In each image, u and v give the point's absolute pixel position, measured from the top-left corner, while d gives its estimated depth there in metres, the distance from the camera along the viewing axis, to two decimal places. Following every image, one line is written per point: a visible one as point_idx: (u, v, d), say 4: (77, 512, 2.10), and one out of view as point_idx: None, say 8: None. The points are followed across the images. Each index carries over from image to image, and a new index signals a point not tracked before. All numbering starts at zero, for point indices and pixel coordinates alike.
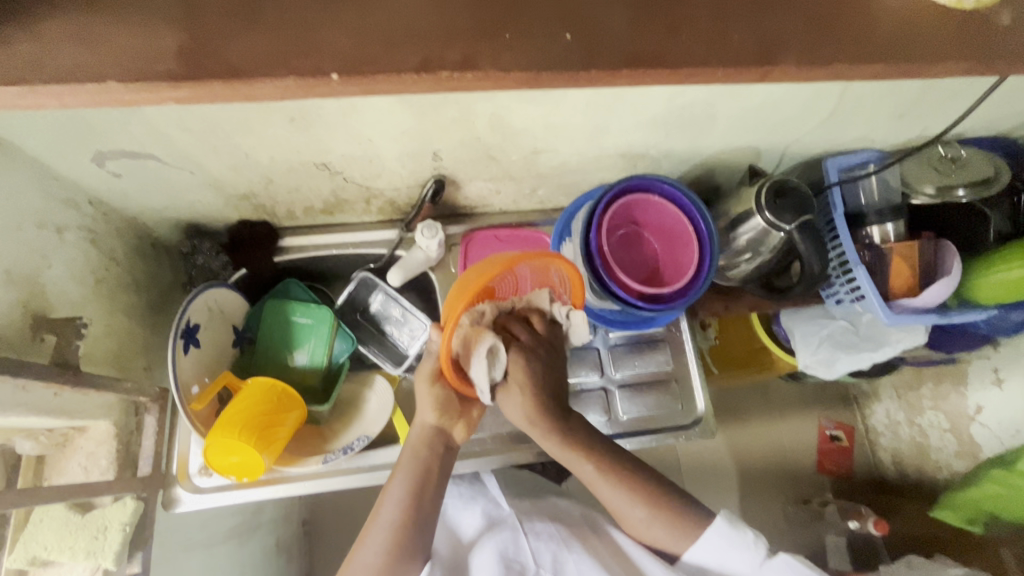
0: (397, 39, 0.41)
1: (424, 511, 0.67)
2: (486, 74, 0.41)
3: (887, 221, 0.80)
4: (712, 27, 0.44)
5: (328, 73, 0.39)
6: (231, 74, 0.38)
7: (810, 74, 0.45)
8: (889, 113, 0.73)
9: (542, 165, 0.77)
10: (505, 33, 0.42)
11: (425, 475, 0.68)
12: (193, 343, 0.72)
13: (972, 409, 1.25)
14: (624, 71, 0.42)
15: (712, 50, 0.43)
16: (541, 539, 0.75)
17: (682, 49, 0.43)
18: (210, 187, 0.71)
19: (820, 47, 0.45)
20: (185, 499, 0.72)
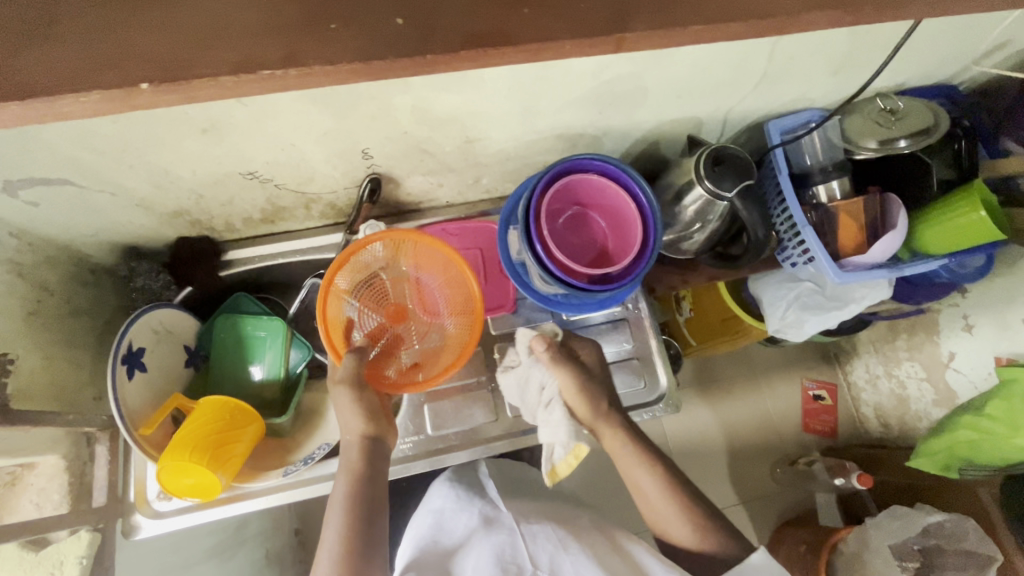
0: (237, 44, 0.39)
1: (368, 519, 0.65)
2: (316, 69, 0.39)
3: (832, 179, 0.79)
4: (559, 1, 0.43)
5: (137, 82, 0.37)
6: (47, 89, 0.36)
7: (665, 41, 0.43)
8: (823, 69, 0.72)
9: (480, 154, 0.76)
10: (348, 23, 0.40)
11: (366, 488, 0.67)
12: (139, 368, 0.71)
13: (946, 356, 1.26)
14: (462, 53, 0.41)
15: (560, 22, 0.42)
16: (538, 540, 0.71)
17: (523, 24, 0.42)
18: (137, 206, 0.69)
19: (672, 10, 0.43)
20: (144, 525, 0.69)
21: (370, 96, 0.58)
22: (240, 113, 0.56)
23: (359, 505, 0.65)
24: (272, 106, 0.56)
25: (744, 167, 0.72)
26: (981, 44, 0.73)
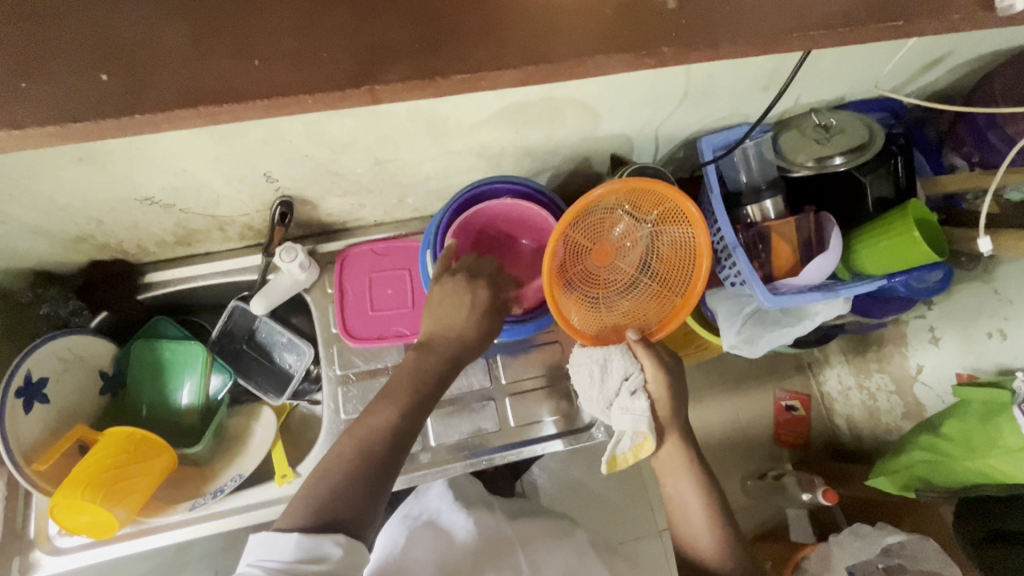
0: (7, 98, 0.37)
1: (374, 481, 0.54)
2: (14, 133, 0.36)
3: (764, 198, 0.76)
4: (353, 42, 0.40)
5: None
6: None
7: (420, 94, 0.40)
8: (750, 86, 0.69)
9: (397, 174, 0.73)
10: (129, 76, 0.38)
11: (409, 428, 0.59)
12: (40, 400, 0.69)
13: (914, 369, 1.23)
14: (179, 111, 0.37)
15: (295, 71, 0.39)
16: (537, 550, 0.70)
17: (260, 74, 0.38)
18: (35, 233, 0.67)
19: (427, 58, 0.40)
20: (44, 562, 0.67)
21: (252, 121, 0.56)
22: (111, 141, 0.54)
23: (386, 453, 0.57)
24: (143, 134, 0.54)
25: None
26: (906, 60, 0.69)
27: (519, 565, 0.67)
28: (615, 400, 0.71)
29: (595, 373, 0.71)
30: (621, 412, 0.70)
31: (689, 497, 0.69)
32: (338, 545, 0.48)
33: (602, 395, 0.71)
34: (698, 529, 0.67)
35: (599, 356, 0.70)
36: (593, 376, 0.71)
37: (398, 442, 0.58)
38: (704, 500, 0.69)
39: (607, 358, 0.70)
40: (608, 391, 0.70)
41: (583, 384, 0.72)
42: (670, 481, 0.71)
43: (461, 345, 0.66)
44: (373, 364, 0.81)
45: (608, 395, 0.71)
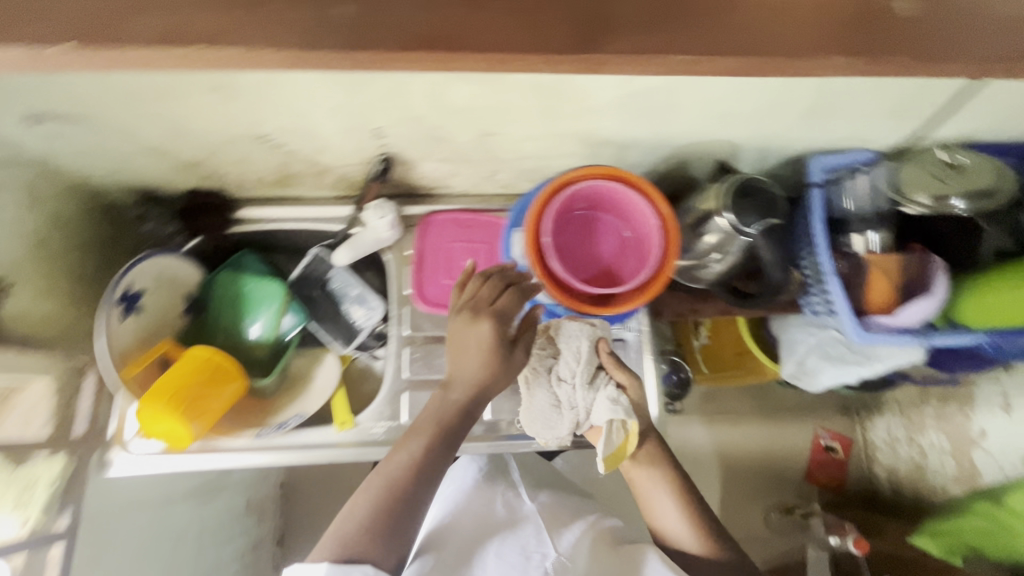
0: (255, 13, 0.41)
1: (419, 497, 0.58)
2: (235, 47, 0.41)
3: (869, 229, 0.73)
4: (502, 42, 0.43)
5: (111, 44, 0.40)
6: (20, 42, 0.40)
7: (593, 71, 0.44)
8: (881, 110, 0.65)
9: (498, 147, 0.73)
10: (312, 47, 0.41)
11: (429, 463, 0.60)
12: (134, 310, 0.73)
13: (976, 433, 1.16)
14: (354, 54, 0.42)
15: (489, 34, 0.43)
16: (565, 538, 0.72)
17: (469, 30, 0.43)
18: (153, 153, 0.70)
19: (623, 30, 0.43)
20: (118, 461, 0.72)
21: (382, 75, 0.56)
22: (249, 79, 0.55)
23: (430, 466, 0.60)
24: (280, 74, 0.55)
25: (771, 202, 0.67)
26: None
27: (546, 553, 0.69)
28: (597, 389, 0.65)
29: (580, 351, 0.65)
30: (601, 403, 0.64)
31: (668, 506, 0.71)
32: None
33: (580, 376, 0.65)
34: (677, 528, 0.70)
35: (573, 350, 0.66)
36: (577, 351, 0.66)
37: (416, 473, 0.59)
38: (677, 499, 0.71)
39: (596, 340, 0.67)
40: (597, 387, 0.65)
41: (556, 365, 0.67)
42: (643, 483, 0.72)
43: (478, 389, 0.62)
44: (438, 330, 0.82)
45: (588, 379, 0.65)
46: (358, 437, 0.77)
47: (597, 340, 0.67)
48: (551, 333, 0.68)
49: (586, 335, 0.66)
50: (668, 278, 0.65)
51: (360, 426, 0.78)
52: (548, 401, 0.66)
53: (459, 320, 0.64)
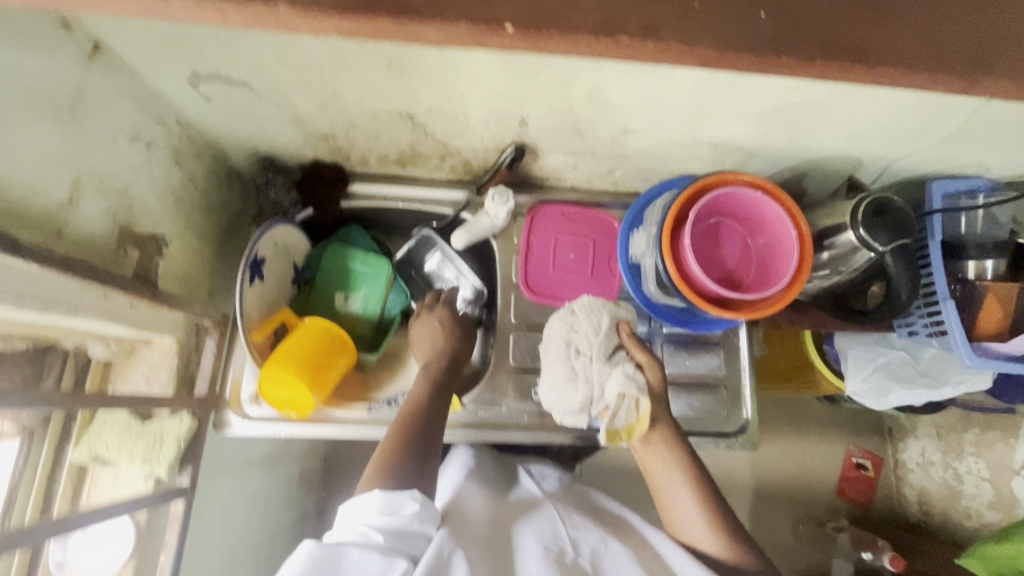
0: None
1: (426, 445, 0.64)
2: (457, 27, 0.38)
3: (987, 257, 0.74)
4: (762, 32, 0.41)
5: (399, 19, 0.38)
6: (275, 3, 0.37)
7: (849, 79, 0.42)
8: (1015, 141, 0.67)
9: (628, 146, 0.74)
10: (550, 32, 0.39)
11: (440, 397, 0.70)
12: (259, 277, 0.73)
13: (1018, 462, 1.06)
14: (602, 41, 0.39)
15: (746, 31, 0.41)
16: (581, 530, 0.63)
17: (712, 25, 0.40)
18: (294, 123, 0.70)
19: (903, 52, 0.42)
20: (234, 423, 0.73)
21: (557, 65, 0.57)
22: (431, 58, 0.56)
23: (424, 418, 0.66)
24: (464, 55, 0.56)
25: (904, 224, 0.68)
26: None
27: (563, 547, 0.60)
28: (611, 364, 0.68)
29: (600, 326, 0.70)
30: (613, 377, 0.66)
31: (681, 491, 0.65)
32: (416, 502, 0.57)
33: (598, 349, 0.69)
34: (694, 524, 0.64)
35: (585, 327, 0.71)
36: (597, 326, 0.70)
37: (428, 412, 0.67)
38: (695, 492, 0.64)
39: (614, 317, 0.72)
40: (612, 362, 0.68)
41: (574, 338, 0.71)
42: (657, 470, 0.66)
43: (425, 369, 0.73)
44: (542, 322, 0.83)
45: (605, 353, 0.68)
46: (466, 418, 0.80)
47: (619, 324, 0.72)
48: (574, 310, 0.73)
49: (608, 314, 0.71)
50: (802, 286, 0.66)
51: (467, 407, 0.80)
52: (564, 373, 0.70)
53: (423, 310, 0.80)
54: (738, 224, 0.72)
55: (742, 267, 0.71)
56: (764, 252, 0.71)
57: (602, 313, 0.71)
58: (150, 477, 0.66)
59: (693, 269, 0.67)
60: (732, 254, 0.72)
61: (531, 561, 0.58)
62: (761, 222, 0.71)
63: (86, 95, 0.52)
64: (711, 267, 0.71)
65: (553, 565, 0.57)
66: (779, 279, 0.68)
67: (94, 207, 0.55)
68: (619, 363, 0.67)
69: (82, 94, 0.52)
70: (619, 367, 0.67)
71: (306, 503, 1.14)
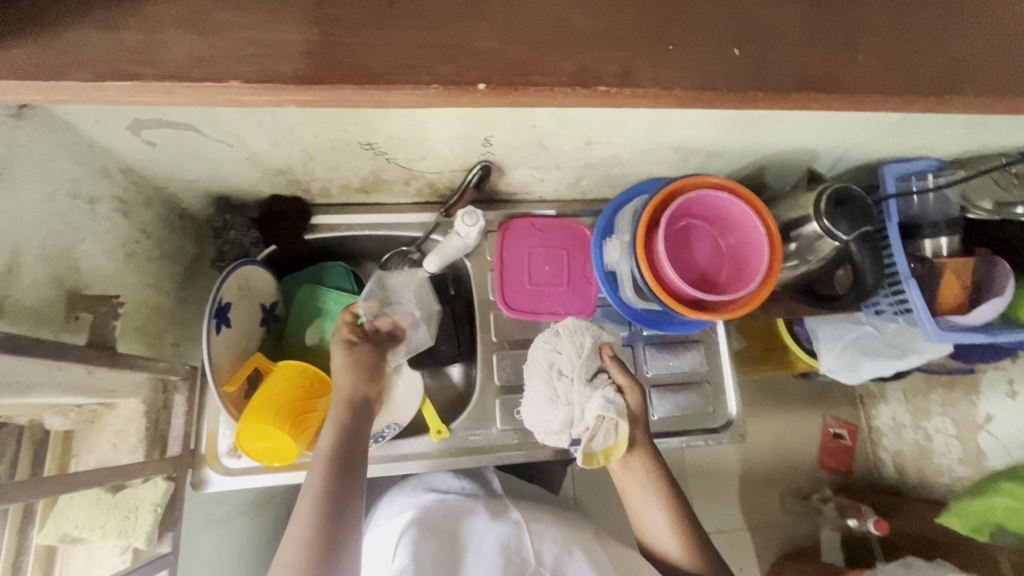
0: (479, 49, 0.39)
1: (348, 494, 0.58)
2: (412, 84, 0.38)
3: (940, 235, 0.77)
4: (713, 60, 0.41)
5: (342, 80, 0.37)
6: (227, 82, 0.37)
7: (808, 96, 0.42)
8: (959, 123, 0.70)
9: (593, 155, 0.74)
10: (519, 86, 0.39)
11: (345, 456, 0.61)
12: (226, 323, 0.70)
13: (982, 418, 1.13)
14: (569, 89, 0.39)
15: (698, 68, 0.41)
16: (545, 537, 0.65)
17: (667, 62, 0.41)
18: (248, 161, 0.67)
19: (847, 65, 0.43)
20: (214, 479, 0.70)
21: None
22: None
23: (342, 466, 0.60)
24: None
25: (864, 211, 0.70)
26: None
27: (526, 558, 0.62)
28: (592, 386, 0.66)
29: (582, 348, 0.69)
30: (592, 401, 0.64)
31: (651, 509, 0.67)
32: None
33: (579, 371, 0.67)
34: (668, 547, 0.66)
35: (569, 349, 0.69)
36: (580, 347, 0.69)
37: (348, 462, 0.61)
38: (670, 517, 0.67)
39: (597, 338, 0.71)
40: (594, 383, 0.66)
41: (557, 360, 0.69)
42: (634, 493, 0.68)
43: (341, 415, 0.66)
44: (523, 337, 0.83)
45: (587, 374, 0.67)
46: (455, 444, 0.79)
47: (603, 347, 0.70)
48: (559, 331, 0.72)
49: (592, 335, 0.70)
50: (776, 282, 0.67)
51: (456, 433, 0.79)
52: (546, 394, 0.68)
53: (336, 354, 0.71)
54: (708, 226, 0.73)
55: (715, 267, 0.72)
56: (735, 251, 0.72)
57: (587, 333, 0.70)
58: (127, 550, 0.62)
59: (669, 275, 0.68)
60: (704, 255, 0.73)
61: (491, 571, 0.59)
62: (728, 223, 0.72)
63: (16, 157, 0.48)
64: (685, 270, 0.72)
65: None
66: (753, 277, 0.69)
67: (36, 275, 0.51)
68: (602, 386, 0.66)
69: (12, 155, 0.48)
70: (601, 390, 0.65)
71: None
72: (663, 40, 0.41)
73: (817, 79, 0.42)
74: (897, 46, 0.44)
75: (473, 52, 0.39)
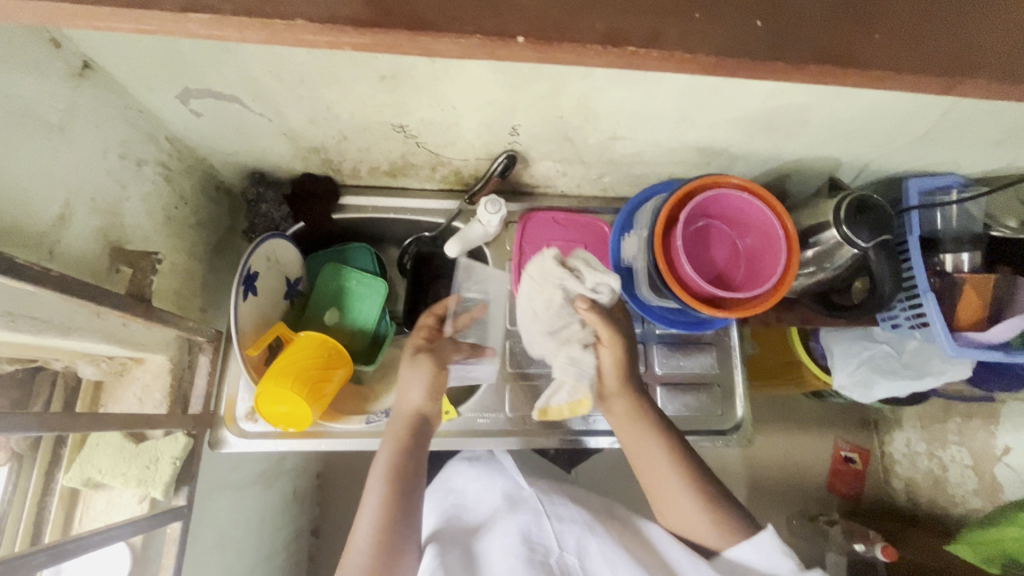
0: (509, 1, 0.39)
1: (407, 506, 0.65)
2: (446, 30, 0.37)
3: (963, 250, 0.77)
4: (755, 36, 0.40)
5: (384, 26, 0.37)
6: (296, 19, 0.36)
7: (841, 80, 0.41)
8: (986, 138, 0.70)
9: (616, 152, 0.75)
10: (559, 43, 0.38)
11: (406, 472, 0.66)
12: (252, 291, 0.73)
13: (999, 449, 1.07)
14: (600, 47, 0.39)
15: (726, 37, 0.40)
16: (564, 523, 0.70)
17: (695, 28, 0.40)
18: (285, 137, 0.70)
19: (885, 48, 0.42)
20: (231, 441, 0.73)
21: (549, 75, 0.58)
22: (424, 67, 0.57)
23: (402, 482, 0.66)
24: (457, 65, 0.56)
25: (885, 220, 0.70)
26: None
27: (547, 543, 0.67)
28: (565, 342, 0.70)
29: (551, 302, 0.70)
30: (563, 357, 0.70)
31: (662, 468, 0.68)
32: None
33: (546, 324, 0.71)
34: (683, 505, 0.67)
35: (542, 303, 0.71)
36: (549, 301, 0.70)
37: (413, 471, 0.67)
38: (676, 467, 0.67)
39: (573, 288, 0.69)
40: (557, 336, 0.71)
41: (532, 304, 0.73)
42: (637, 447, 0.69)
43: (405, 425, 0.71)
44: None
45: (553, 328, 0.71)
46: (461, 426, 0.80)
47: (578, 300, 0.69)
48: (534, 273, 0.72)
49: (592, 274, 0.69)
50: (789, 287, 0.68)
51: (463, 416, 0.80)
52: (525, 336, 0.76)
53: (408, 368, 0.75)
54: (726, 227, 0.74)
55: (730, 268, 0.73)
56: (753, 253, 0.73)
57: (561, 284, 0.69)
58: (145, 499, 0.65)
59: (683, 269, 0.68)
60: (720, 255, 0.74)
61: (516, 562, 0.64)
62: (747, 225, 0.73)
63: (75, 114, 0.52)
64: (701, 268, 0.73)
65: (538, 567, 0.64)
66: (768, 278, 0.70)
67: (85, 226, 0.54)
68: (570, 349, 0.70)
69: (72, 111, 0.52)
70: (565, 351, 0.70)
71: (302, 521, 1.12)
72: (689, 7, 0.40)
73: (839, 56, 0.41)
74: (969, 31, 0.42)
75: (514, 10, 0.38)
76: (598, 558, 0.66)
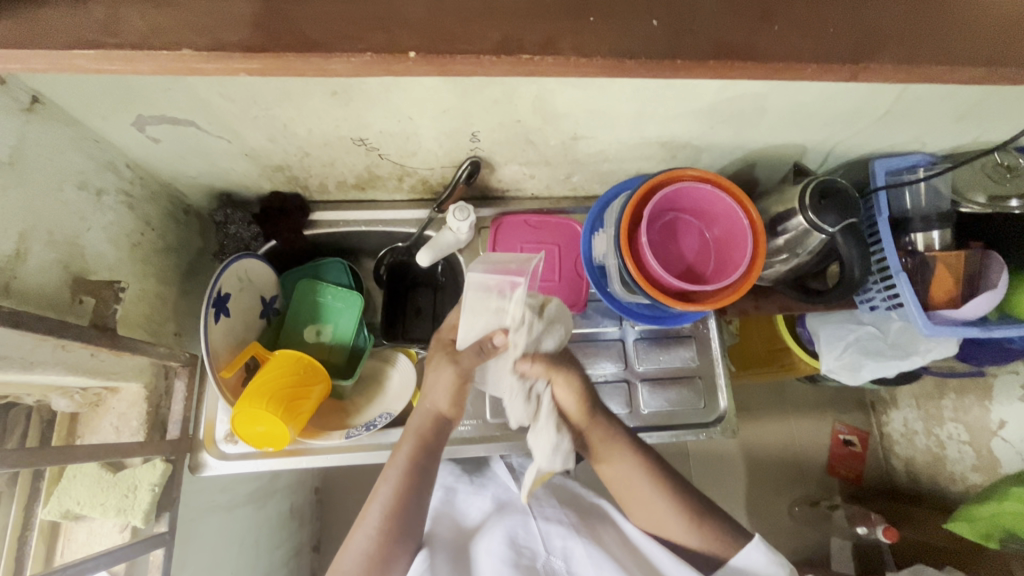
0: (406, 18, 0.40)
1: (412, 507, 0.65)
2: (334, 53, 0.38)
3: (932, 228, 0.78)
4: (657, 39, 0.41)
5: (275, 49, 0.38)
6: (180, 50, 0.38)
7: (752, 72, 0.42)
8: (946, 115, 0.70)
9: (580, 151, 0.75)
10: (451, 55, 0.39)
11: (422, 473, 0.67)
12: (224, 312, 0.73)
13: (994, 423, 1.07)
14: (496, 58, 0.39)
15: (628, 39, 0.41)
16: (551, 523, 0.71)
17: (591, 35, 0.40)
18: (247, 156, 0.70)
19: (784, 40, 0.42)
20: (212, 464, 0.73)
21: (499, 82, 0.58)
22: (373, 82, 0.57)
23: (416, 483, 0.66)
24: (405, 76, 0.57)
25: (851, 203, 0.70)
26: None
27: (534, 547, 0.67)
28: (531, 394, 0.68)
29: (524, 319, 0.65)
30: (544, 434, 0.67)
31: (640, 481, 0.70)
32: None
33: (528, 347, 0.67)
34: (658, 510, 0.70)
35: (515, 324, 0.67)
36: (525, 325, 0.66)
37: (421, 480, 0.66)
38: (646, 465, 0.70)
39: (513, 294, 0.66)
40: (489, 350, 0.67)
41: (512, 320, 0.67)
42: (608, 464, 0.71)
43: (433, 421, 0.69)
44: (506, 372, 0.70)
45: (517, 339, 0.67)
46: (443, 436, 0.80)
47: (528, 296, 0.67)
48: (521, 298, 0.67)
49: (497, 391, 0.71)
50: (759, 274, 0.67)
51: None
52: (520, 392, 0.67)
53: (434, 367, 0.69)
54: (693, 218, 0.74)
55: (698, 261, 0.74)
56: (723, 245, 0.73)
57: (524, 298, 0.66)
58: (126, 528, 0.65)
59: (650, 265, 0.68)
60: (687, 250, 0.74)
61: (502, 565, 0.64)
62: (715, 216, 0.73)
63: (25, 150, 0.52)
64: (668, 263, 0.73)
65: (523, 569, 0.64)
66: (736, 268, 0.70)
67: (42, 259, 0.54)
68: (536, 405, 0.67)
69: (22, 147, 0.52)
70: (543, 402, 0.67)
71: (300, 537, 1.12)
72: (583, 11, 0.41)
73: (738, 47, 0.42)
74: (872, 22, 0.43)
75: (406, 24, 0.39)
76: (584, 561, 0.66)
